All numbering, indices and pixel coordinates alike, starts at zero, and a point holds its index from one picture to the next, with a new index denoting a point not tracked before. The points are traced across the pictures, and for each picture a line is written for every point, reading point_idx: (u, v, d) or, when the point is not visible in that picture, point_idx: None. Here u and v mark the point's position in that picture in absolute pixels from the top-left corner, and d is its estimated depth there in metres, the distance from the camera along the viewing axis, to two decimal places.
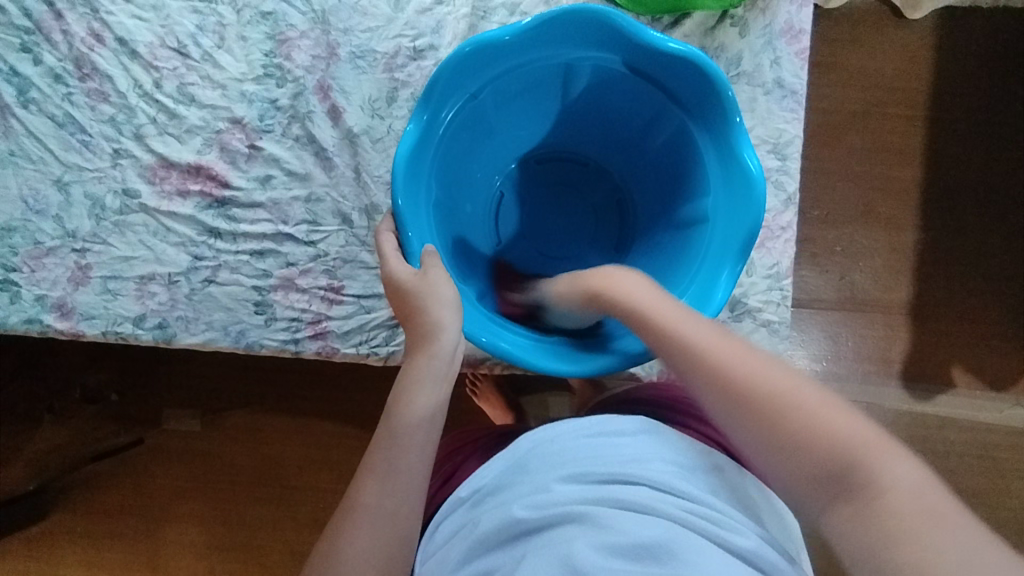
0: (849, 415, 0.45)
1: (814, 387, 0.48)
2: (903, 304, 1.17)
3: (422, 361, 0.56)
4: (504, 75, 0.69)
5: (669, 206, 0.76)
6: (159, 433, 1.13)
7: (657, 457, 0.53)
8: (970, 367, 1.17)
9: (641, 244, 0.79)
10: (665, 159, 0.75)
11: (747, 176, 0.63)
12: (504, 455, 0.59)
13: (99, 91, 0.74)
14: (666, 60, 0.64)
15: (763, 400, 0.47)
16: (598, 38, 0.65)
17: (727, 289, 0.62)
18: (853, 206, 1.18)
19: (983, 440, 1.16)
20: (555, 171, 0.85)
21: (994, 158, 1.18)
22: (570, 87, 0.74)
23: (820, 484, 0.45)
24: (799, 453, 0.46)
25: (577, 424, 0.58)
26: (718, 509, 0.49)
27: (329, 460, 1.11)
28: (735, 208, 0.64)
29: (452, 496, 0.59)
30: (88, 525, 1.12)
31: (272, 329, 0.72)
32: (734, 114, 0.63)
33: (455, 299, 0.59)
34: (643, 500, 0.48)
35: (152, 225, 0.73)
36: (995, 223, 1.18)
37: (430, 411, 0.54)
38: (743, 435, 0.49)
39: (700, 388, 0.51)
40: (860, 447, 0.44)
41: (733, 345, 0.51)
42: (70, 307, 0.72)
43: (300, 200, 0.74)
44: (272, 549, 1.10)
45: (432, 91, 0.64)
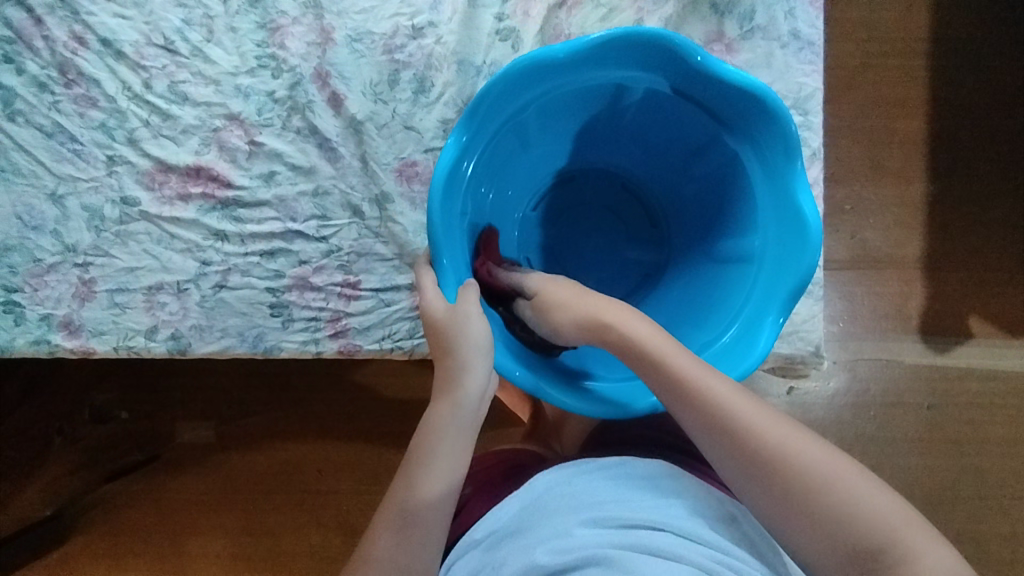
0: (872, 488, 0.47)
1: (835, 454, 0.49)
2: (917, 258, 1.15)
3: (443, 408, 0.57)
4: (481, 155, 0.65)
5: (689, 165, 0.72)
6: (176, 448, 1.11)
7: (679, 504, 0.53)
8: (988, 316, 1.16)
9: (682, 203, 0.76)
10: (665, 134, 0.71)
11: (782, 136, 0.60)
12: (518, 496, 0.57)
13: (86, 96, 0.71)
14: (609, 52, 0.60)
15: (801, 470, 0.48)
16: (540, 74, 0.61)
17: (815, 215, 0.60)
18: (861, 162, 1.16)
19: (1006, 388, 1.15)
20: (552, 207, 0.81)
21: (1000, 102, 1.16)
22: (531, 125, 0.69)
23: (851, 560, 0.46)
24: (833, 526, 0.46)
25: (597, 468, 0.58)
26: (744, 560, 0.50)
27: (349, 462, 1.10)
28: (778, 173, 0.62)
29: (463, 539, 0.56)
30: (110, 545, 1.10)
31: (290, 331, 0.70)
32: (695, 55, 0.58)
33: (485, 343, 0.57)
34: (670, 547, 0.49)
35: (155, 233, 0.71)
36: (1002, 168, 1.16)
37: (453, 458, 0.55)
38: (769, 503, 0.49)
39: (726, 454, 0.51)
40: (895, 523, 0.45)
41: (756, 409, 0.52)
42: (77, 325, 0.69)
43: (307, 195, 0.71)
44: (298, 555, 1.08)
45: (438, 234, 0.58)
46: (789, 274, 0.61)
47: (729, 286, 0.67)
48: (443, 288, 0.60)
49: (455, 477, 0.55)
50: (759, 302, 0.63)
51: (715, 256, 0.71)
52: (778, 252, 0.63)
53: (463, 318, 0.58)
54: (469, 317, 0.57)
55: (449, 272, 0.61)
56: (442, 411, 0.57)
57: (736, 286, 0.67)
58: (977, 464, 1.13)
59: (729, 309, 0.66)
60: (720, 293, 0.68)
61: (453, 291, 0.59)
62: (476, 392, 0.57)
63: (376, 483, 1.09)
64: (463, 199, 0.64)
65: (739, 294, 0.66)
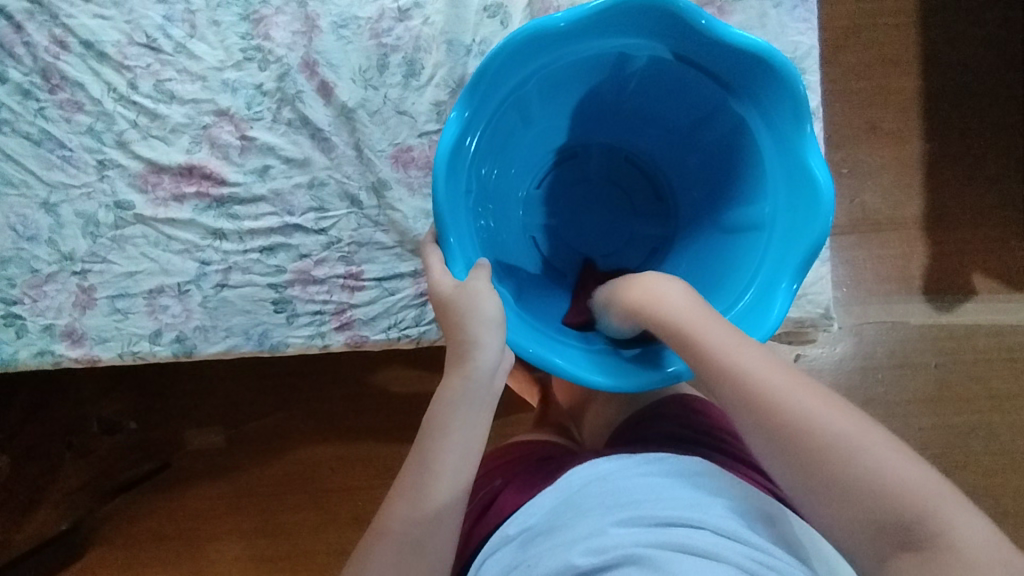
0: (906, 460, 0.46)
1: (866, 422, 0.48)
2: (917, 218, 1.15)
3: (455, 382, 0.56)
4: (483, 134, 0.64)
5: (695, 134, 0.72)
6: (187, 455, 1.11)
7: (717, 502, 0.52)
8: (990, 272, 1.15)
9: (687, 175, 0.76)
10: (667, 102, 0.70)
11: (789, 94, 0.59)
12: (552, 493, 0.57)
13: (72, 101, 0.70)
14: (609, 20, 0.59)
15: (825, 439, 0.47)
16: (538, 47, 0.60)
17: (826, 174, 0.59)
18: (856, 124, 1.15)
19: (1012, 343, 1.15)
20: (555, 184, 0.80)
21: (991, 55, 1.15)
22: (531, 101, 0.68)
23: (881, 531, 0.44)
24: (858, 499, 0.45)
25: (631, 462, 0.57)
26: (783, 560, 0.49)
27: (362, 457, 1.10)
28: (786, 136, 0.61)
29: (498, 533, 0.57)
30: (130, 555, 1.10)
31: (295, 326, 0.69)
32: (698, 18, 0.57)
33: (495, 317, 0.57)
34: (708, 546, 0.48)
35: (152, 235, 0.70)
36: (998, 121, 1.15)
37: (464, 437, 0.55)
38: (793, 475, 0.48)
39: (751, 422, 0.50)
40: (923, 493, 0.44)
41: (786, 377, 0.50)
42: (80, 333, 0.68)
43: (303, 187, 0.70)
44: (317, 553, 1.09)
45: (444, 215, 0.58)
46: (804, 235, 0.60)
47: (743, 253, 0.67)
48: (452, 265, 0.59)
49: (468, 447, 0.55)
50: (773, 266, 0.63)
51: (723, 226, 0.71)
52: (789, 218, 0.63)
53: (473, 294, 0.57)
54: (480, 292, 0.57)
55: (456, 251, 0.60)
56: (454, 385, 0.56)
57: (749, 252, 0.66)
58: (987, 420, 1.14)
59: (743, 276, 0.65)
60: (733, 261, 0.67)
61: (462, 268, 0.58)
62: (489, 365, 0.56)
63: (390, 475, 1.09)
64: (467, 179, 0.63)
65: (751, 261, 0.65)
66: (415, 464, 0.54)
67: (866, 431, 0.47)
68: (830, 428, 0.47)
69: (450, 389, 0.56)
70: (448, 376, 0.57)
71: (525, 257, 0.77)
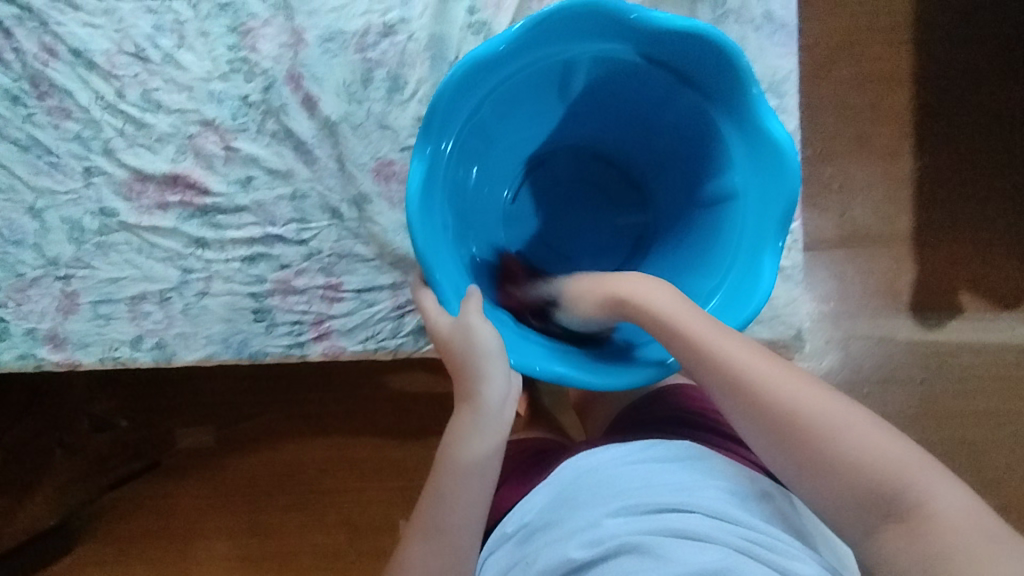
0: (888, 436, 0.48)
1: (846, 401, 0.50)
2: (905, 235, 1.15)
3: (464, 418, 0.58)
4: (460, 140, 0.66)
5: (655, 121, 0.73)
6: (176, 454, 1.12)
7: (707, 484, 0.54)
8: (977, 290, 1.16)
9: (657, 162, 0.77)
10: (624, 98, 0.72)
11: (737, 82, 0.61)
12: (545, 487, 0.59)
13: (60, 108, 0.71)
14: (558, 28, 0.60)
15: (807, 420, 0.49)
16: (492, 67, 0.61)
17: (785, 132, 0.60)
18: (848, 140, 1.15)
19: (996, 361, 1.15)
20: (529, 191, 0.82)
21: (980, 74, 1.16)
22: (489, 122, 0.69)
23: (868, 506, 0.46)
24: (844, 476, 0.47)
25: (619, 451, 0.59)
26: (777, 535, 0.51)
27: (350, 459, 1.11)
28: (743, 116, 0.63)
29: (498, 531, 0.60)
30: (118, 551, 1.11)
31: (274, 335, 0.70)
32: (629, 13, 0.58)
33: (497, 348, 0.58)
34: (698, 529, 0.50)
35: (136, 243, 0.71)
36: (989, 141, 1.16)
37: (480, 469, 0.56)
38: (784, 457, 0.50)
39: (739, 408, 0.52)
40: (904, 466, 0.46)
41: (769, 362, 0.52)
42: (62, 337, 0.69)
43: (285, 199, 0.71)
44: (303, 554, 1.10)
45: (428, 257, 0.59)
46: (777, 195, 0.62)
47: (721, 225, 0.67)
48: (446, 303, 0.61)
49: (485, 478, 0.57)
50: (753, 236, 0.64)
51: (699, 199, 0.71)
52: (764, 175, 0.63)
53: (467, 329, 0.58)
54: (472, 327, 0.58)
55: (445, 286, 0.61)
56: (464, 421, 0.58)
57: (728, 225, 0.66)
58: (971, 437, 1.14)
59: (725, 247, 0.66)
60: (714, 233, 0.68)
61: (455, 305, 0.60)
62: (495, 399, 0.57)
63: (377, 477, 1.10)
64: (444, 196, 0.65)
65: (733, 231, 0.66)
66: (430, 498, 0.56)
67: (847, 410, 0.49)
68: (813, 409, 0.49)
69: (463, 423, 0.58)
70: (458, 412, 0.59)
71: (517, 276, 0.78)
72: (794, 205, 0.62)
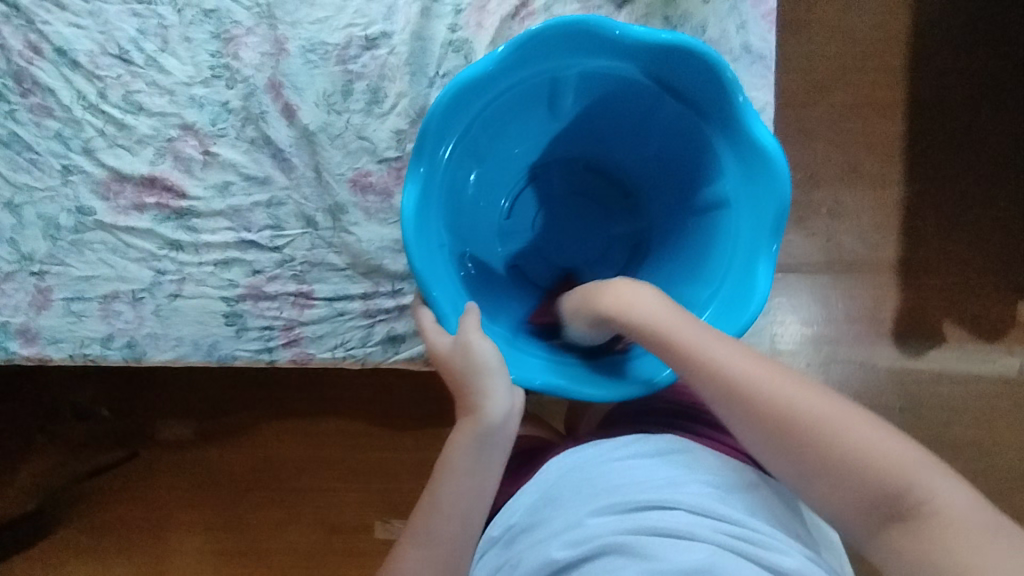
0: (888, 436, 0.50)
1: (844, 403, 0.52)
2: (891, 263, 1.15)
3: (466, 430, 0.59)
4: (456, 154, 0.67)
5: (643, 129, 0.73)
6: (156, 445, 1.12)
7: (690, 479, 0.55)
8: (962, 321, 1.15)
9: (649, 170, 0.78)
10: (613, 109, 0.72)
11: (719, 95, 0.62)
12: (530, 488, 0.59)
13: (42, 106, 0.72)
14: (545, 45, 0.61)
15: (812, 427, 0.51)
16: (483, 86, 0.62)
17: (772, 139, 0.60)
18: (839, 165, 1.15)
19: (976, 392, 1.15)
20: (525, 206, 0.81)
21: (976, 104, 1.14)
22: (481, 143, 0.70)
23: (874, 507, 0.49)
24: (850, 480, 0.49)
25: (604, 448, 0.59)
26: (761, 529, 0.52)
27: (327, 459, 1.11)
28: (728, 127, 0.63)
29: (484, 533, 0.59)
30: (94, 540, 1.11)
31: (244, 340, 0.71)
32: (612, 30, 0.60)
33: (498, 365, 0.60)
34: (682, 526, 0.51)
35: (111, 242, 0.71)
36: (983, 171, 1.14)
37: (478, 480, 0.59)
38: (788, 464, 0.52)
39: (741, 419, 0.53)
40: (906, 465, 0.48)
41: (767, 370, 0.54)
42: (34, 332, 0.70)
43: (261, 206, 0.72)
44: (276, 551, 1.10)
45: (424, 275, 0.60)
46: (768, 199, 0.61)
47: (715, 232, 0.68)
48: (444, 320, 0.62)
49: (481, 489, 0.59)
50: (746, 245, 0.64)
51: (692, 206, 0.72)
52: (756, 177, 0.63)
53: (467, 349, 0.60)
54: (472, 345, 0.59)
55: (444, 304, 0.62)
56: (465, 435, 0.59)
57: (722, 231, 0.67)
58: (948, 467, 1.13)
59: (721, 254, 0.66)
60: (710, 241, 0.68)
61: (453, 323, 0.61)
62: (499, 413, 0.59)
63: (353, 479, 1.10)
64: (439, 211, 0.65)
65: (728, 238, 0.66)
66: (429, 504, 0.59)
67: (848, 414, 0.51)
68: (814, 414, 0.51)
69: (463, 436, 0.59)
70: (459, 425, 0.61)
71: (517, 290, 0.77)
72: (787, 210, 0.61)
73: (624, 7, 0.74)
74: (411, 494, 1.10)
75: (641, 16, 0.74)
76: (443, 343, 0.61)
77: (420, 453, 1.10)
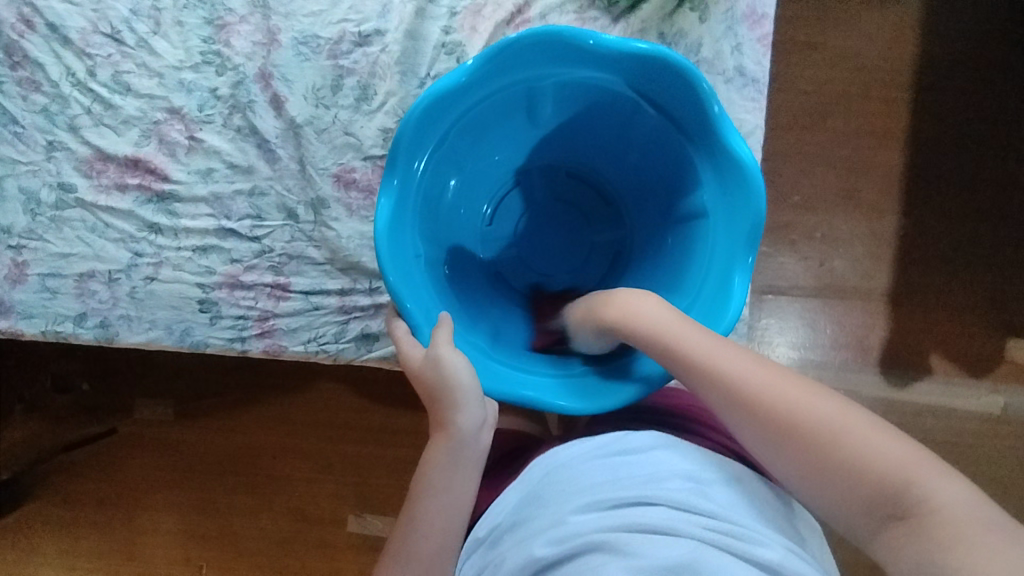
0: (888, 434, 0.48)
1: (844, 402, 0.50)
2: (882, 292, 1.14)
3: (440, 445, 0.60)
4: (433, 159, 0.67)
5: (624, 138, 0.73)
6: (133, 424, 1.12)
7: (673, 473, 0.54)
8: (950, 355, 1.13)
9: (631, 180, 0.77)
10: (595, 118, 0.72)
11: (694, 110, 0.61)
12: (514, 488, 0.59)
13: (31, 80, 0.73)
14: (521, 53, 0.61)
15: (811, 427, 0.49)
16: (458, 94, 0.62)
17: (749, 155, 0.59)
18: (834, 191, 1.14)
19: (963, 428, 1.13)
20: (507, 211, 0.81)
21: (975, 138, 1.14)
22: (458, 152, 0.71)
23: (873, 506, 0.46)
24: (847, 478, 0.47)
25: (589, 445, 0.59)
26: (745, 524, 0.51)
27: (303, 449, 1.11)
28: (707, 141, 0.62)
29: (469, 535, 0.59)
30: (64, 514, 1.11)
31: (217, 327, 0.71)
32: (586, 39, 0.59)
33: (469, 378, 0.59)
34: (662, 522, 0.50)
35: (90, 221, 0.72)
36: (979, 206, 1.13)
37: (453, 494, 0.59)
38: (788, 462, 0.50)
39: (740, 416, 0.52)
40: (905, 464, 0.46)
41: (765, 369, 0.53)
42: (8, 305, 0.71)
43: (243, 194, 0.72)
44: (247, 537, 1.10)
45: (398, 288, 0.59)
46: (745, 212, 0.61)
47: (695, 246, 0.67)
48: (417, 332, 0.62)
49: (459, 505, 0.59)
50: (723, 259, 0.63)
51: (674, 216, 0.71)
52: (732, 189, 0.62)
53: (438, 362, 0.59)
54: (442, 359, 0.59)
55: (417, 315, 0.62)
56: (438, 448, 0.60)
57: (700, 242, 0.66)
58: None
59: (699, 266, 0.65)
60: (689, 252, 0.67)
61: (426, 336, 0.61)
62: (470, 426, 0.59)
63: (327, 470, 1.10)
64: (412, 218, 0.65)
65: (706, 249, 0.65)
66: (407, 523, 0.59)
67: (847, 411, 0.49)
68: (812, 412, 0.49)
69: (438, 452, 0.60)
70: (433, 440, 0.61)
71: (495, 295, 0.77)
72: (762, 225, 0.60)
73: (619, 21, 0.74)
74: (383, 491, 1.09)
75: (636, 31, 0.74)
76: (417, 355, 0.61)
77: (396, 449, 1.09)
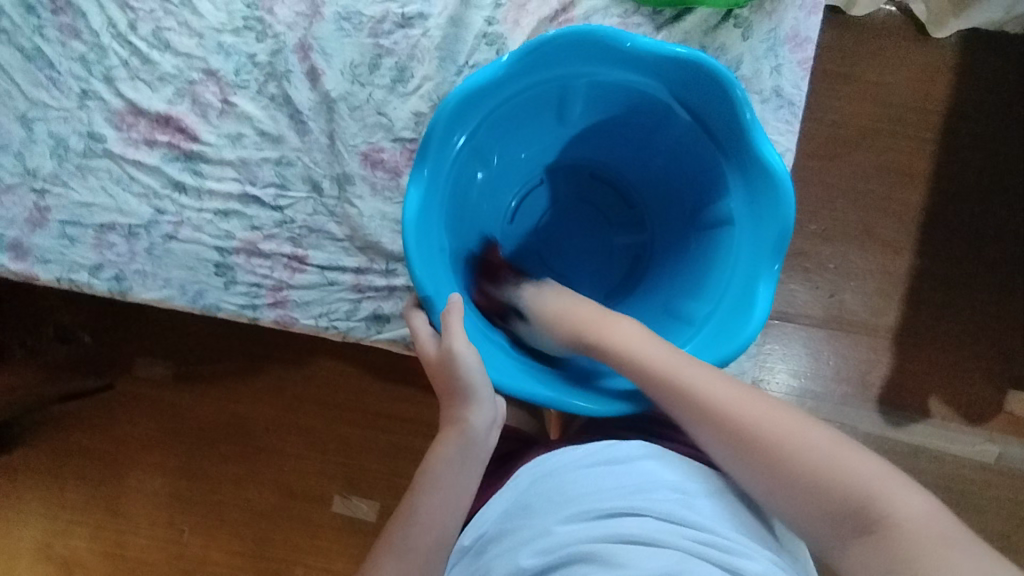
0: (851, 450, 0.49)
1: (809, 422, 0.52)
2: (889, 329, 1.14)
3: (450, 440, 0.61)
4: (463, 151, 0.67)
5: (651, 142, 0.73)
6: (132, 381, 1.12)
7: (659, 483, 0.54)
8: (950, 400, 1.13)
9: (655, 185, 0.78)
10: (626, 122, 0.72)
11: (728, 117, 0.61)
12: (501, 496, 0.59)
13: (72, 27, 0.73)
14: (559, 49, 0.62)
15: (778, 443, 0.50)
16: (495, 86, 0.62)
17: (781, 162, 0.59)
18: (852, 224, 1.14)
19: (955, 474, 1.12)
20: (529, 208, 0.81)
21: (998, 186, 1.13)
22: (488, 144, 0.71)
23: (839, 521, 0.48)
24: (810, 494, 0.49)
25: (574, 453, 0.58)
26: (730, 533, 0.51)
27: (296, 424, 1.11)
28: (735, 153, 0.63)
29: (457, 542, 0.59)
30: (53, 464, 1.11)
31: (230, 292, 0.71)
32: (623, 42, 0.61)
33: (482, 378, 0.61)
34: (649, 534, 0.50)
35: (116, 172, 0.72)
36: (995, 254, 1.13)
37: (455, 488, 0.59)
38: (755, 479, 0.52)
39: (710, 434, 0.54)
40: (867, 477, 0.48)
41: (731, 387, 0.54)
42: (25, 249, 0.71)
43: (269, 162, 0.72)
44: (232, 506, 1.10)
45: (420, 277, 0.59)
46: (775, 219, 0.61)
47: (718, 253, 0.67)
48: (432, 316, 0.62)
49: (461, 499, 0.59)
50: (745, 267, 0.63)
51: (698, 225, 0.71)
52: (759, 202, 0.62)
53: (451, 354, 0.60)
54: (455, 352, 0.60)
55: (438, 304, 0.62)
56: (448, 444, 0.61)
57: (724, 249, 0.66)
58: None
59: (720, 275, 0.65)
60: (712, 259, 0.67)
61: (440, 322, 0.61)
62: (482, 424, 0.61)
63: (318, 448, 1.10)
64: (438, 206, 0.65)
65: (728, 258, 0.65)
66: (407, 516, 0.59)
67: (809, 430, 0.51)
68: (777, 431, 0.51)
69: (448, 447, 0.61)
70: (443, 435, 0.62)
71: None
72: (790, 233, 0.60)
73: (661, 29, 0.74)
74: (371, 475, 1.09)
75: (677, 41, 0.74)
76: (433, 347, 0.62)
77: (388, 435, 1.09)
